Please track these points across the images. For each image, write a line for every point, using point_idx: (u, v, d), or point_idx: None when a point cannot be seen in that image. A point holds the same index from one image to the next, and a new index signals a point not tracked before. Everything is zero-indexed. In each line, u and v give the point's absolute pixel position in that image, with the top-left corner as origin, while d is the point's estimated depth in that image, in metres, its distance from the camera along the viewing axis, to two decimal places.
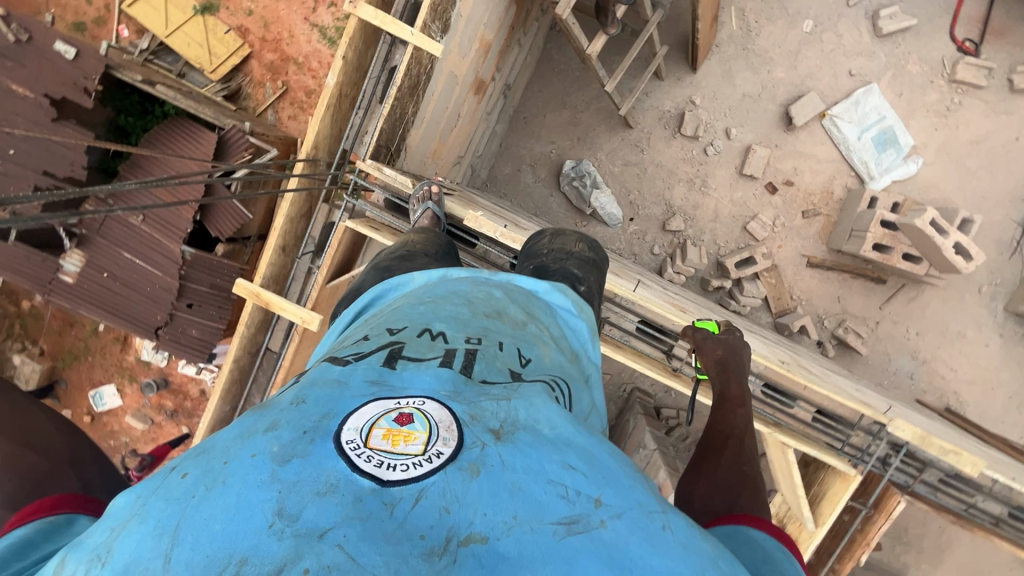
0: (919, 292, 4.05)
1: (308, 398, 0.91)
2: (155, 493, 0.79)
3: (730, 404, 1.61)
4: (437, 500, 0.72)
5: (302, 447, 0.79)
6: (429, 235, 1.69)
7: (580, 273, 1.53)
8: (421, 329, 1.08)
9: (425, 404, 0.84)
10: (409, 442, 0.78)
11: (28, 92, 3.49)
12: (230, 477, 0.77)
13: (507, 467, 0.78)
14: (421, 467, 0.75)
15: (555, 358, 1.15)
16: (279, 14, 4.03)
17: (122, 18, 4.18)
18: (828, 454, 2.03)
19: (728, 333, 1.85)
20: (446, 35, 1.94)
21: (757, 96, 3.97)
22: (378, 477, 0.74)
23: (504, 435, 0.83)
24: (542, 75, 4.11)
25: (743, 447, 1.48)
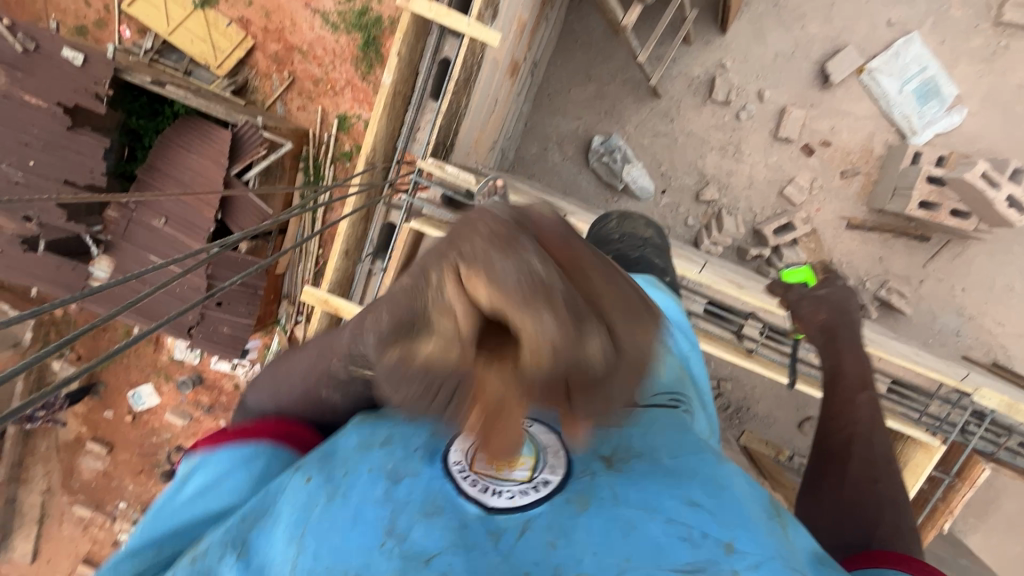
0: (963, 247, 3.94)
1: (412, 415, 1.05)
2: (289, 490, 1.01)
3: (855, 386, 1.66)
4: (547, 533, 0.87)
5: (413, 465, 0.95)
6: (508, 216, 1.78)
7: (660, 263, 1.84)
8: None
9: (534, 426, 0.94)
10: (516, 470, 0.92)
11: (44, 101, 3.52)
12: (349, 490, 0.95)
13: (619, 501, 0.92)
14: (532, 493, 0.92)
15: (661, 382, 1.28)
16: (279, 3, 3.92)
17: (123, 18, 4.02)
18: (910, 426, 2.08)
19: (827, 286, 1.98)
20: (496, 21, 1.89)
21: (790, 54, 3.82)
22: (484, 501, 0.91)
23: (614, 467, 0.98)
24: (565, 48, 3.99)
25: (874, 450, 1.51)
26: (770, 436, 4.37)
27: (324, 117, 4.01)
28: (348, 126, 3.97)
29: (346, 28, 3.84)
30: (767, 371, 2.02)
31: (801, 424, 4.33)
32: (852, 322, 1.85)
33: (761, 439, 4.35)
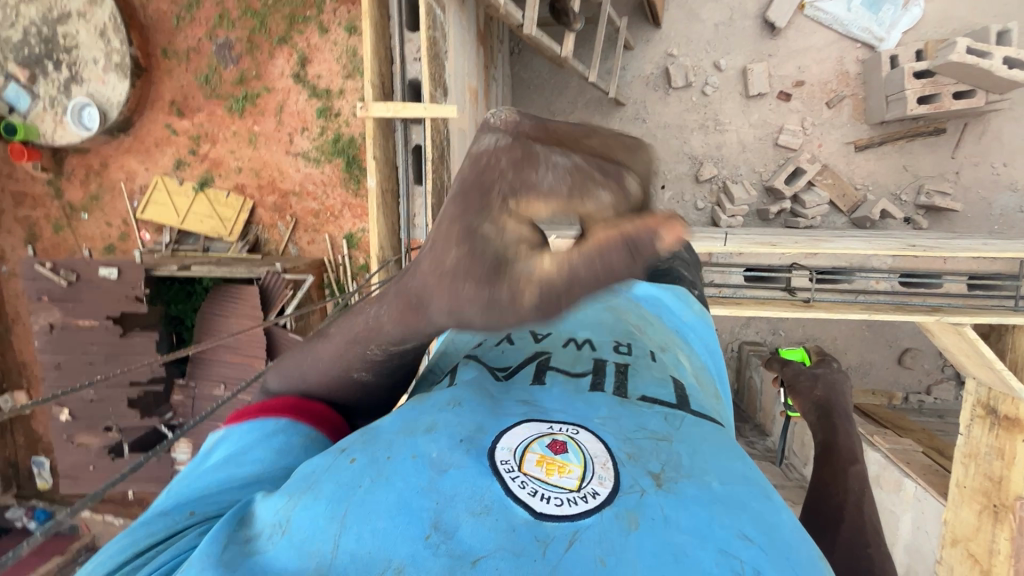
0: (986, 124, 3.75)
1: (463, 400, 0.82)
2: (326, 470, 0.72)
3: (840, 458, 1.37)
4: (593, 550, 0.60)
5: (456, 457, 0.70)
6: None
7: (689, 275, 1.43)
8: (567, 340, 1.06)
9: (579, 432, 0.75)
10: (563, 473, 0.68)
11: (96, 319, 3.95)
12: (393, 474, 0.69)
13: (672, 525, 0.64)
14: (577, 505, 0.65)
15: (699, 391, 1.01)
16: (264, 159, 4.28)
17: (141, 225, 4.45)
18: (1013, 316, 1.87)
19: (823, 364, 1.69)
20: (448, 97, 2.02)
21: (729, 20, 3.90)
22: (531, 507, 0.64)
23: (666, 480, 0.70)
24: (521, 96, 4.15)
25: (867, 524, 1.21)
26: (875, 384, 4.07)
27: (335, 242, 4.26)
28: (357, 242, 4.20)
29: (326, 158, 4.18)
30: (838, 315, 1.89)
31: (902, 359, 4.03)
32: (846, 402, 1.58)
33: (867, 390, 4.05)
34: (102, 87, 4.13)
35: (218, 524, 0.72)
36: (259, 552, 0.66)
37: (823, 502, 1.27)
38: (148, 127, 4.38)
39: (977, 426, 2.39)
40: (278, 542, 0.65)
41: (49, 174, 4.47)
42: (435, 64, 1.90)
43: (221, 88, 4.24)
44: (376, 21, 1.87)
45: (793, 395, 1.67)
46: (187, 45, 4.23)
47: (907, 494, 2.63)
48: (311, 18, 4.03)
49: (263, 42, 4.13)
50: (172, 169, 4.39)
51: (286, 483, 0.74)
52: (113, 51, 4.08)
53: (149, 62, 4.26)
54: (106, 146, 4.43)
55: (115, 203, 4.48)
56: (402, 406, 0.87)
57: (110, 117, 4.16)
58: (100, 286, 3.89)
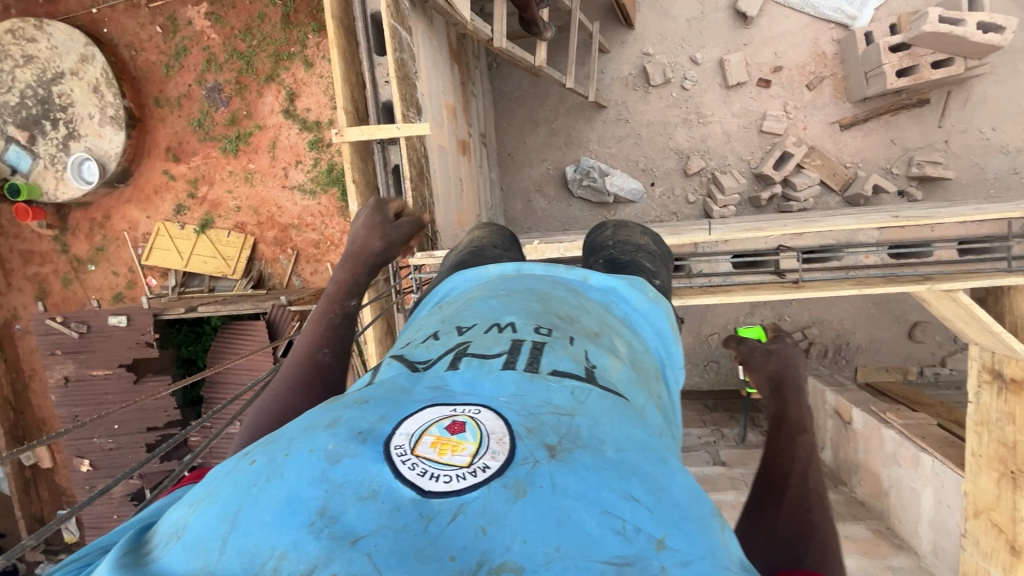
0: (969, 90, 3.74)
1: (371, 396, 0.80)
2: (227, 476, 0.72)
3: (788, 430, 1.42)
4: (476, 519, 0.62)
5: (352, 446, 0.69)
6: (492, 230, 1.62)
7: (652, 266, 1.41)
8: (490, 325, 0.96)
9: (482, 411, 0.74)
10: (456, 452, 0.68)
11: (109, 368, 4.00)
12: (287, 469, 0.68)
13: (558, 490, 0.65)
14: (465, 480, 0.65)
15: (627, 372, 0.95)
16: (259, 195, 4.35)
17: (145, 271, 4.52)
18: (1005, 278, 1.83)
19: (778, 341, 1.75)
20: (422, 116, 2.06)
21: (701, 15, 3.94)
22: (419, 488, 0.65)
23: (562, 452, 0.70)
24: (505, 109, 4.20)
25: (809, 489, 1.28)
26: (888, 360, 4.02)
27: None
28: None
29: (322, 188, 4.25)
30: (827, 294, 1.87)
31: (912, 333, 3.97)
32: (801, 376, 1.63)
33: (880, 367, 3.99)
34: (99, 140, 4.24)
35: (118, 546, 0.71)
36: (155, 559, 0.66)
37: (770, 471, 1.33)
38: (146, 174, 4.46)
39: (985, 391, 2.24)
40: (172, 548, 0.65)
41: (54, 230, 4.58)
42: (406, 85, 1.94)
43: (213, 130, 4.33)
44: (343, 49, 1.91)
45: (747, 369, 1.71)
46: (178, 92, 4.32)
47: (925, 469, 2.47)
48: (295, 54, 4.12)
49: (249, 82, 4.21)
50: (173, 214, 4.47)
51: (193, 492, 0.74)
52: (108, 105, 4.20)
53: (143, 112, 4.36)
54: (107, 197, 4.53)
55: (120, 253, 4.56)
56: (317, 405, 0.84)
57: (108, 169, 4.25)
58: (111, 334, 3.94)
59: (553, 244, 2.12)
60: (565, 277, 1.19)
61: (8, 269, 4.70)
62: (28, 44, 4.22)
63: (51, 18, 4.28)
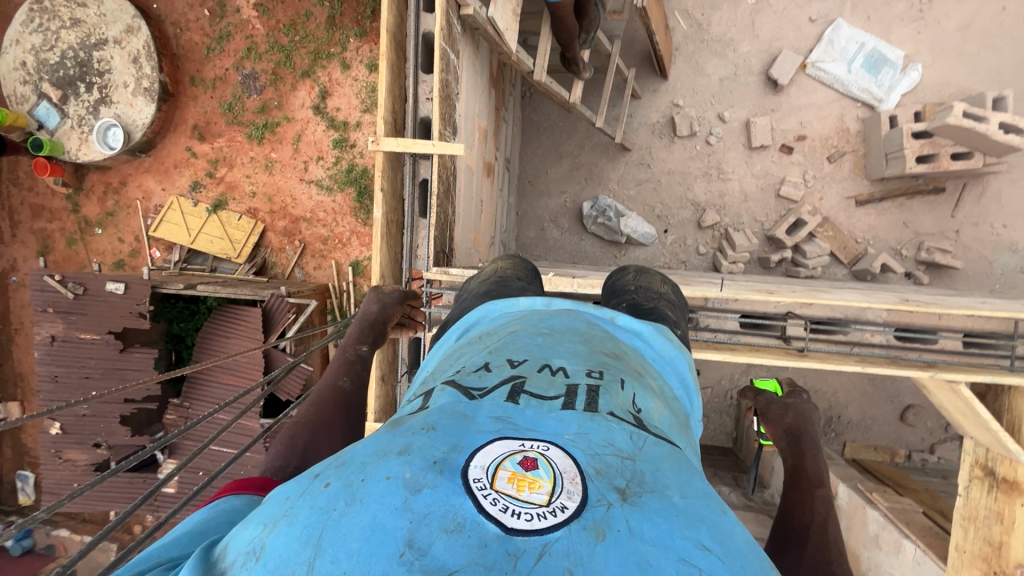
0: (984, 185, 3.82)
1: (437, 423, 0.79)
2: (303, 496, 0.71)
3: (806, 483, 1.38)
4: (562, 561, 0.60)
5: (430, 476, 0.68)
6: (516, 261, 1.63)
7: (673, 315, 1.42)
8: (541, 363, 0.95)
9: (550, 448, 0.72)
10: (534, 489, 0.66)
11: (98, 333, 3.96)
12: (367, 496, 0.67)
13: (635, 535, 0.64)
14: (546, 520, 0.64)
15: (668, 417, 0.95)
16: (278, 186, 4.40)
17: (151, 243, 4.55)
18: (1006, 377, 1.84)
19: (793, 396, 1.70)
20: (456, 135, 2.11)
21: (733, 76, 4.05)
22: (502, 523, 0.63)
23: (632, 496, 0.70)
24: (531, 138, 4.28)
25: (830, 541, 1.24)
26: (876, 439, 4.00)
27: (340, 268, 4.35)
28: (362, 270, 4.29)
29: (338, 187, 4.30)
30: (831, 367, 1.88)
31: (904, 415, 3.97)
32: (816, 431, 1.59)
33: (868, 445, 3.98)
34: (130, 109, 4.31)
35: (190, 566, 0.69)
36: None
37: (789, 523, 1.29)
38: (170, 149, 4.52)
39: (976, 487, 2.19)
40: (252, 569, 0.64)
41: (69, 189, 4.60)
42: (446, 104, 1.99)
43: (242, 116, 4.41)
44: (392, 63, 1.97)
45: (765, 422, 1.64)
46: (214, 74, 4.41)
47: (905, 557, 2.44)
48: (335, 55, 4.22)
49: (286, 75, 4.31)
50: (189, 191, 4.52)
51: (261, 511, 0.73)
52: (144, 77, 4.27)
53: (177, 88, 4.45)
54: (127, 165, 4.57)
55: (130, 221, 4.59)
56: (380, 429, 0.83)
57: (134, 137, 4.30)
58: (105, 300, 3.91)
59: (566, 279, 2.13)
60: (601, 318, 1.18)
61: (16, 221, 4.71)
62: (77, 8, 4.28)
63: None
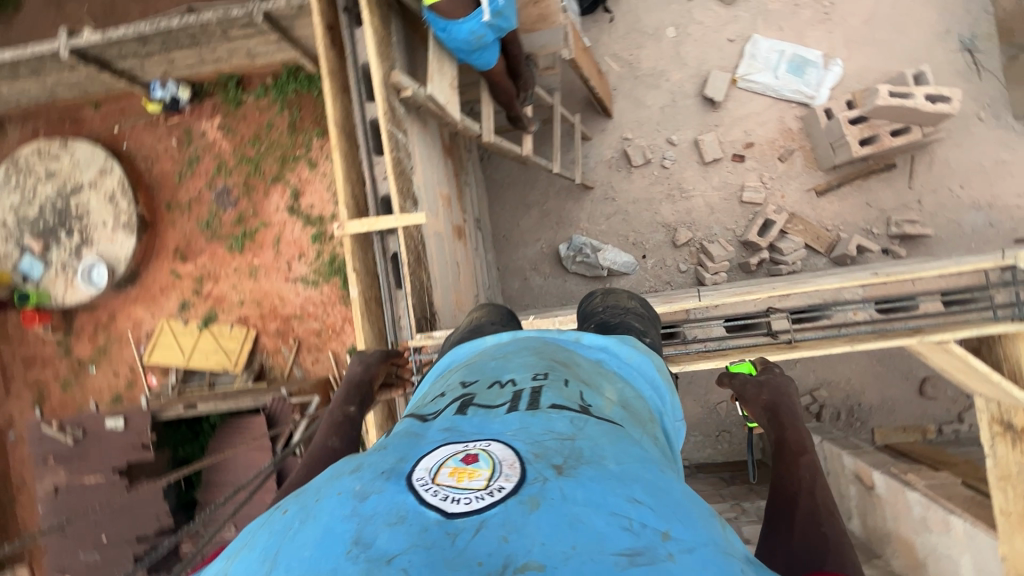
0: (931, 153, 3.98)
1: (389, 446, 0.89)
2: (265, 526, 0.79)
3: (792, 454, 1.47)
4: (498, 530, 0.66)
5: (378, 484, 0.77)
6: (490, 309, 1.67)
7: (641, 325, 1.46)
8: (492, 381, 1.04)
9: (491, 444, 0.82)
10: (473, 477, 0.75)
11: (102, 473, 3.87)
12: (321, 510, 0.75)
13: (568, 500, 0.71)
14: (483, 500, 0.71)
15: (620, 410, 1.01)
16: (264, 289, 4.48)
17: (147, 370, 4.53)
18: (990, 325, 1.85)
19: (767, 371, 1.80)
20: (418, 205, 2.20)
21: (672, 102, 4.29)
22: (443, 510, 0.70)
23: (567, 469, 0.77)
24: (498, 195, 4.43)
25: (821, 506, 1.31)
26: (904, 420, 3.92)
27: (337, 357, 4.34)
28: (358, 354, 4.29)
29: (324, 279, 4.39)
30: (821, 352, 1.90)
31: (923, 390, 3.91)
32: (793, 402, 1.67)
33: (897, 428, 3.88)
34: (111, 245, 4.42)
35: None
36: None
37: (779, 496, 1.38)
38: (154, 275, 4.61)
39: (1001, 444, 2.18)
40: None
41: (59, 333, 4.64)
42: (402, 179, 2.09)
43: (221, 230, 4.54)
44: (344, 151, 2.10)
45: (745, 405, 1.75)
46: (189, 197, 4.59)
47: (957, 534, 2.30)
48: (301, 156, 4.42)
49: (257, 183, 4.49)
50: (177, 311, 4.57)
51: (233, 547, 0.82)
52: (121, 212, 4.43)
53: (155, 216, 4.60)
54: (114, 299, 4.64)
55: (122, 353, 4.59)
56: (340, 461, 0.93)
57: (118, 271, 4.41)
58: (106, 438, 3.85)
59: (551, 320, 2.16)
60: (561, 336, 1.24)
61: (9, 375, 4.71)
62: (51, 161, 4.51)
63: (75, 138, 4.62)
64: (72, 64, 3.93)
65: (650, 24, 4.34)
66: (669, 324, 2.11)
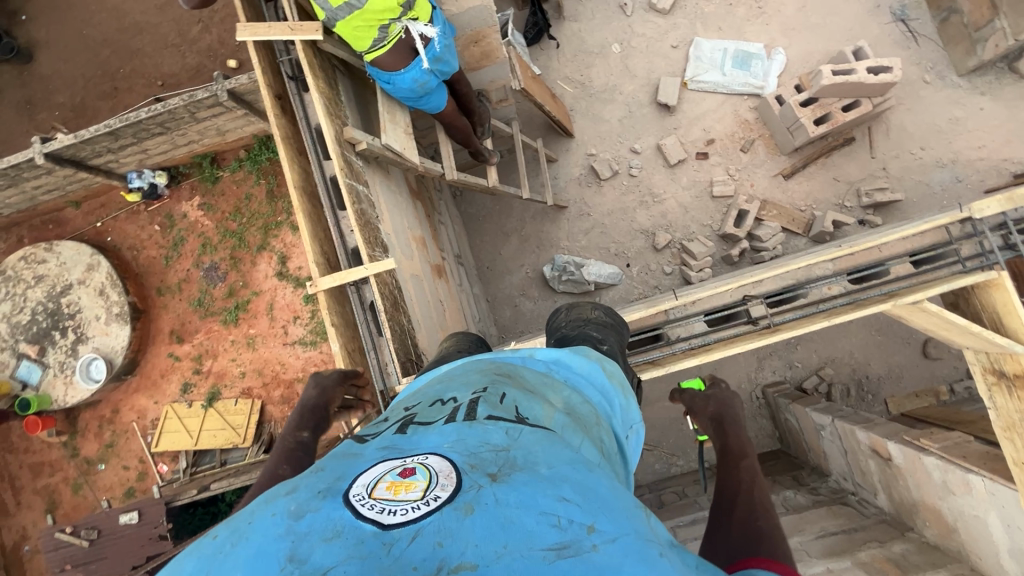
0: (886, 121, 4.08)
1: (327, 465, 0.84)
2: (190, 551, 0.73)
3: (733, 459, 1.63)
4: (432, 537, 0.64)
5: (314, 502, 0.72)
6: (460, 339, 1.67)
7: (599, 333, 1.48)
8: (434, 399, 1.01)
9: (430, 456, 0.78)
10: (410, 489, 0.71)
11: (121, 573, 3.79)
12: (252, 532, 0.70)
13: (501, 503, 0.69)
14: (420, 510, 0.68)
15: (562, 418, 0.99)
16: (260, 357, 4.47)
17: (156, 458, 4.47)
18: (961, 279, 1.90)
19: (715, 387, 2.01)
20: (388, 252, 2.23)
21: (630, 113, 4.41)
22: (379, 522, 0.67)
23: (501, 475, 0.75)
24: (477, 228, 4.49)
25: (756, 498, 1.44)
26: (914, 386, 3.90)
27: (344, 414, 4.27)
28: None
29: (321, 337, 4.41)
30: (803, 332, 1.92)
31: (927, 351, 3.89)
32: (737, 411, 1.89)
33: (909, 394, 3.85)
34: (106, 338, 4.43)
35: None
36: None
37: (722, 494, 1.51)
38: (153, 361, 4.61)
39: (999, 394, 2.19)
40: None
41: (64, 435, 4.60)
42: (368, 229, 2.13)
43: (213, 305, 4.56)
44: (309, 211, 2.15)
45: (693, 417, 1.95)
46: (178, 278, 4.63)
47: (979, 493, 2.26)
48: (283, 222, 4.51)
49: (244, 254, 4.55)
50: (180, 394, 4.54)
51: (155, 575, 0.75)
52: (113, 304, 4.45)
53: (147, 303, 4.63)
54: (115, 391, 4.61)
55: (129, 445, 4.56)
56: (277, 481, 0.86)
57: (116, 363, 4.40)
58: (122, 535, 3.79)
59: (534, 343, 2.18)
60: (512, 355, 1.23)
61: (18, 486, 4.65)
62: (38, 265, 4.53)
63: (59, 239, 4.68)
64: (50, 169, 4.01)
65: (596, 43, 4.49)
66: (652, 328, 2.10)
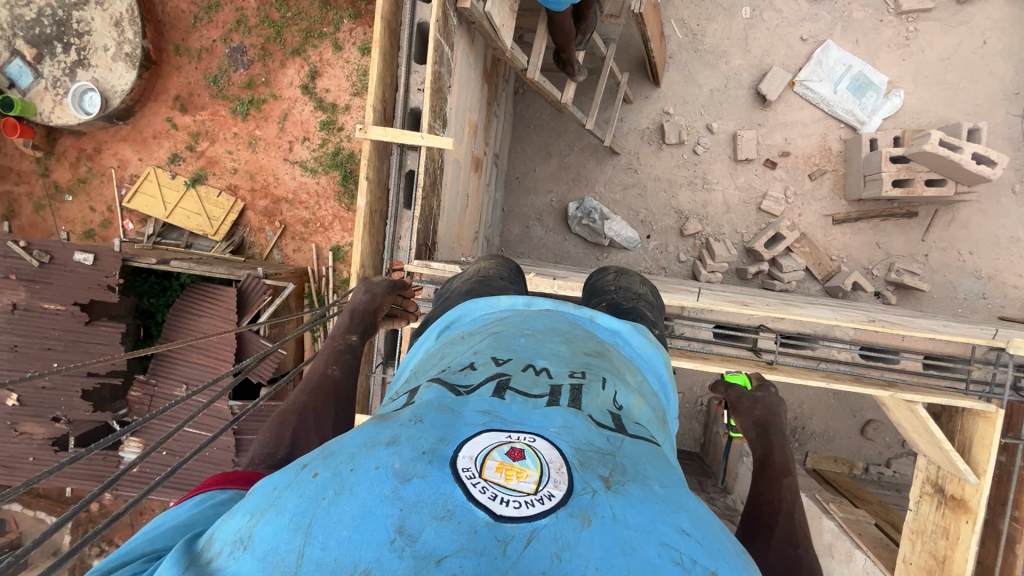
0: (954, 212, 3.95)
1: (424, 416, 0.79)
2: (288, 488, 0.70)
3: (774, 472, 1.41)
4: (550, 546, 0.61)
5: (420, 466, 0.68)
6: (499, 262, 1.63)
7: (652, 316, 1.45)
8: (525, 362, 0.94)
9: (537, 440, 0.73)
10: (522, 478, 0.67)
11: (61, 304, 3.62)
12: (355, 486, 0.67)
13: (619, 522, 0.65)
14: (535, 507, 0.64)
15: (649, 413, 0.97)
16: (261, 164, 4.32)
17: (125, 214, 4.38)
18: (962, 399, 2.02)
19: (763, 388, 1.69)
20: (445, 128, 2.12)
21: (724, 87, 4.10)
22: (491, 511, 0.63)
23: (615, 484, 0.71)
24: (522, 135, 4.28)
25: (797, 528, 1.27)
26: (837, 451, 4.13)
27: (321, 253, 4.31)
28: (343, 256, 4.27)
29: (324, 170, 4.24)
30: (794, 380, 2.00)
31: (864, 430, 4.10)
32: (783, 423, 1.59)
33: (829, 457, 4.08)
34: (108, 74, 4.15)
35: (172, 557, 0.68)
36: (218, 569, 0.64)
37: (758, 511, 1.32)
38: (149, 118, 4.38)
39: (926, 502, 2.31)
40: (239, 558, 0.63)
41: (39, 152, 4.37)
42: (438, 96, 2.00)
43: (228, 90, 4.29)
44: (385, 50, 1.97)
45: (734, 416, 1.65)
46: (200, 45, 4.27)
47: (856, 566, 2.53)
48: (327, 35, 4.15)
49: (275, 51, 4.21)
50: (167, 162, 4.38)
51: (248, 501, 0.72)
52: (125, 42, 4.12)
53: (160, 56, 4.29)
54: (104, 131, 4.40)
55: (102, 189, 4.41)
56: (365, 423, 0.82)
57: (112, 104, 4.15)
58: (74, 271, 3.59)
59: (547, 280, 2.14)
60: (582, 321, 1.18)
61: None
62: None
63: None
64: None
65: None
66: (664, 315, 2.13)
